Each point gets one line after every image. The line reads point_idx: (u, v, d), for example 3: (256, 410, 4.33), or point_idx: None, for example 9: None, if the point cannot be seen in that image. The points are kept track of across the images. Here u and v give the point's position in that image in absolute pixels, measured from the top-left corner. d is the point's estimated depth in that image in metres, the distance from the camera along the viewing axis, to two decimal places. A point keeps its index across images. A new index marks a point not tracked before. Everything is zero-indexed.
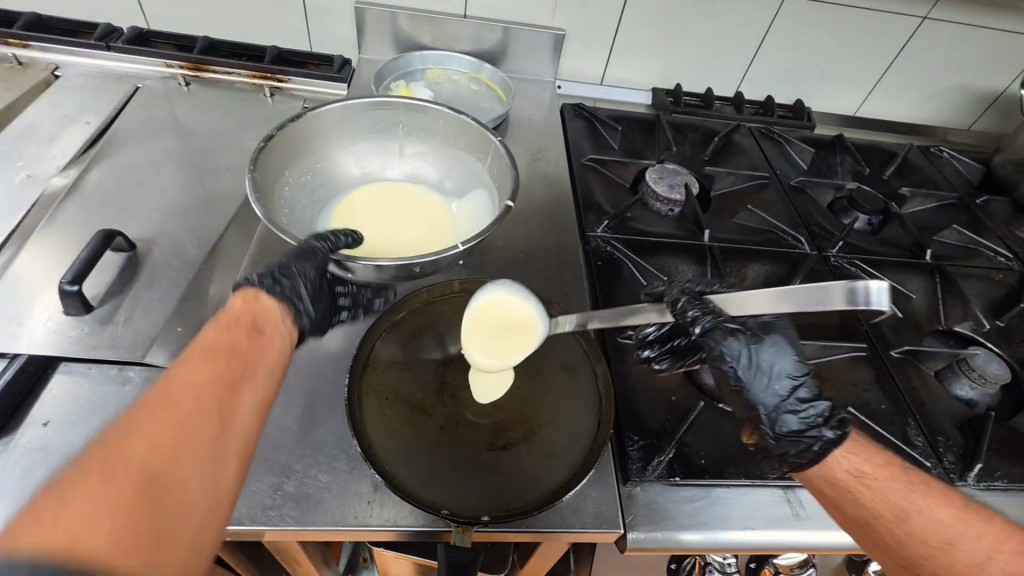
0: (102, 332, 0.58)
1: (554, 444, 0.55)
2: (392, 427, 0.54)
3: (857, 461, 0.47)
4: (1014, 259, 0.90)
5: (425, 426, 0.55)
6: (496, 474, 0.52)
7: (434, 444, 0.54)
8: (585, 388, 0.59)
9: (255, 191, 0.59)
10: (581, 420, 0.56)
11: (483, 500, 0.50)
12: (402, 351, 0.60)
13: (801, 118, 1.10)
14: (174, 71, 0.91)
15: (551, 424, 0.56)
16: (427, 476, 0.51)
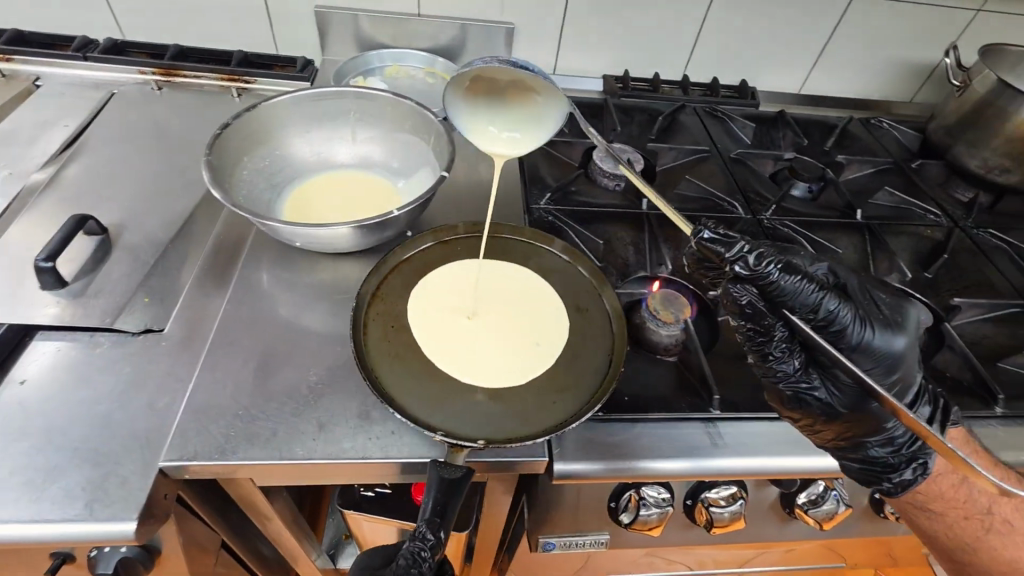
0: (75, 303, 0.63)
1: (558, 378, 0.62)
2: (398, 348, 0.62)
3: (943, 492, 0.57)
4: (944, 216, 0.95)
5: (431, 349, 0.63)
6: (499, 405, 0.59)
7: (441, 362, 0.62)
8: (591, 332, 0.67)
9: (212, 173, 0.65)
10: (591, 365, 0.63)
11: (485, 429, 0.57)
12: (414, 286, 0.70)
13: (746, 96, 1.16)
14: (147, 77, 0.97)
15: (558, 364, 0.64)
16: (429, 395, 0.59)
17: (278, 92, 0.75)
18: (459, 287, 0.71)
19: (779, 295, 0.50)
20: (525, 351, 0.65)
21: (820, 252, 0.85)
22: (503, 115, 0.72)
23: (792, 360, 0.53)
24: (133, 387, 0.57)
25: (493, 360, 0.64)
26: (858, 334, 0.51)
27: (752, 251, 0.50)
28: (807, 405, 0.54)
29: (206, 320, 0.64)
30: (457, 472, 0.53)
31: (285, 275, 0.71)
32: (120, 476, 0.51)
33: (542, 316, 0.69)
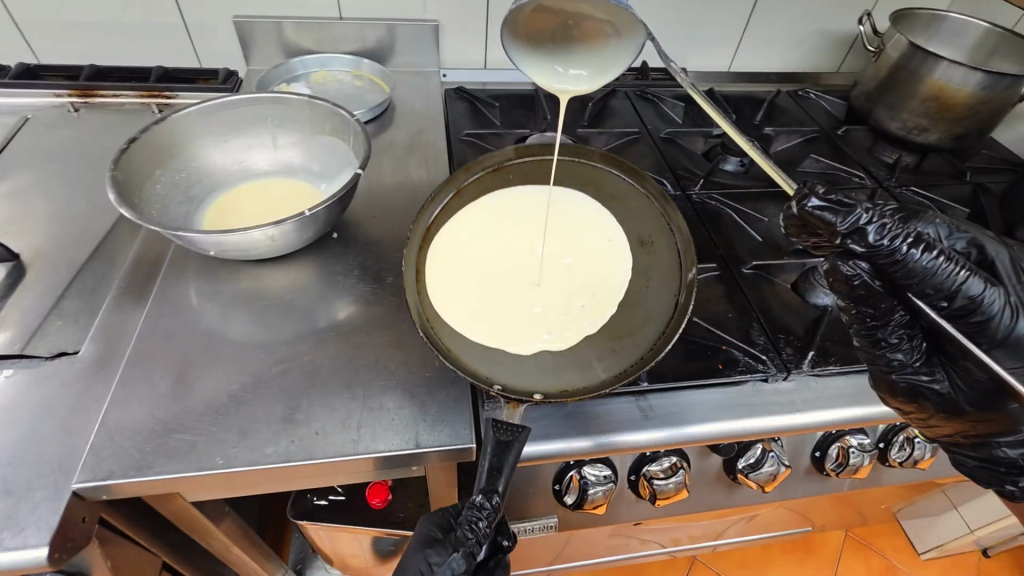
0: None
1: (619, 323, 0.64)
2: (460, 296, 0.65)
3: None
4: (869, 178, 0.98)
5: (489, 297, 0.66)
6: (561, 358, 0.61)
7: (508, 308, 0.65)
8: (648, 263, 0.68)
9: (116, 188, 0.63)
10: (656, 305, 0.64)
11: (548, 379, 0.59)
12: (469, 226, 0.70)
13: (675, 78, 1.18)
14: (63, 99, 0.95)
15: (624, 312, 0.65)
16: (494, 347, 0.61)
17: (187, 104, 0.74)
18: (513, 228, 0.72)
19: (902, 273, 0.50)
20: (586, 301, 0.66)
21: (748, 222, 0.86)
22: (572, 53, 0.74)
23: (910, 347, 0.54)
24: (44, 411, 0.56)
25: (558, 307, 0.66)
26: (1008, 326, 0.51)
27: (871, 224, 0.50)
28: (927, 399, 0.54)
29: (123, 338, 0.63)
30: (509, 433, 0.52)
31: (207, 286, 0.69)
32: (30, 502, 0.50)
33: (602, 260, 0.70)
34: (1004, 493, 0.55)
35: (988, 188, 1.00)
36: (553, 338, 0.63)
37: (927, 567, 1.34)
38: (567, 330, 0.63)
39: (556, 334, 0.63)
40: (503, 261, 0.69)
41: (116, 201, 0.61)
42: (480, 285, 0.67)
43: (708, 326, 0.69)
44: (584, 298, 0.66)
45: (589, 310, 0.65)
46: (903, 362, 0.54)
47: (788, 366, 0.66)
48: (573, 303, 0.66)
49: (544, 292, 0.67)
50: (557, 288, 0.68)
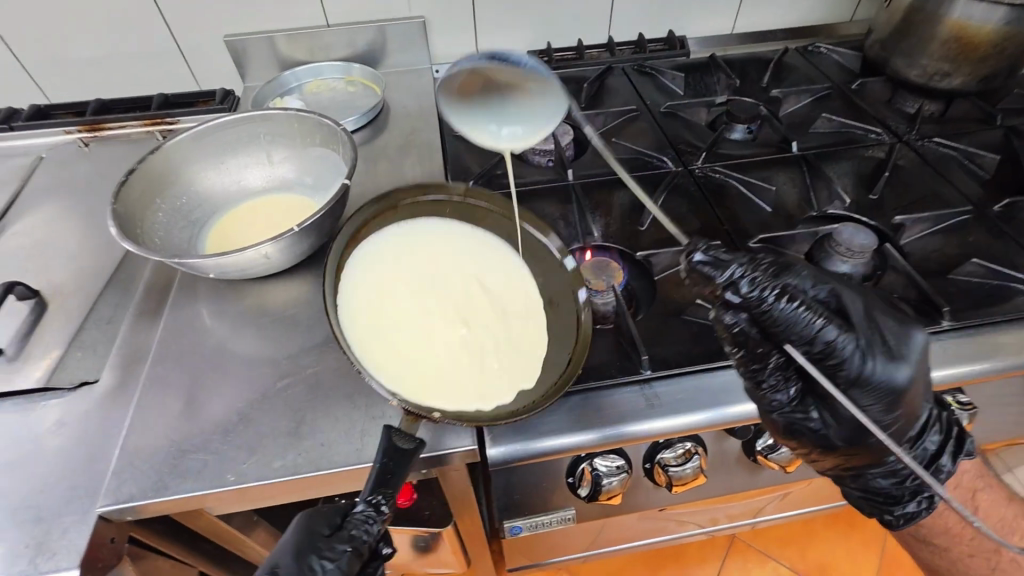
0: (11, 369, 0.65)
1: (519, 371, 0.63)
2: (362, 315, 0.65)
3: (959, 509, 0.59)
4: (887, 132, 0.92)
5: (387, 322, 0.65)
6: (452, 384, 0.60)
7: (411, 338, 0.64)
8: (554, 320, 0.68)
9: (117, 221, 0.66)
10: (557, 355, 0.63)
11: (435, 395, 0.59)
12: (395, 253, 0.72)
13: (674, 47, 1.14)
14: (73, 135, 0.98)
15: (527, 362, 0.64)
16: (382, 365, 0.60)
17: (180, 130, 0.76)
18: (435, 259, 0.72)
19: (773, 322, 0.51)
20: (488, 341, 0.65)
21: (756, 193, 0.83)
22: (506, 111, 0.73)
23: (787, 388, 0.54)
24: (69, 440, 0.59)
25: (464, 343, 0.65)
26: (864, 367, 0.52)
27: (744, 275, 0.51)
28: (804, 435, 0.55)
29: (138, 364, 0.66)
30: (407, 443, 0.52)
31: (215, 306, 0.71)
32: (61, 527, 0.53)
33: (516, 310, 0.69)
34: (883, 520, 0.58)
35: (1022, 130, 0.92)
36: (447, 376, 0.61)
37: None
38: (463, 364, 0.62)
39: (449, 371, 0.62)
40: (419, 288, 0.70)
41: (116, 233, 0.63)
42: (382, 304, 0.67)
43: (713, 307, 0.67)
44: (482, 338, 0.66)
45: (487, 352, 0.64)
46: (780, 403, 0.54)
47: None
48: (478, 341, 0.65)
49: (445, 326, 0.66)
50: (465, 319, 0.67)
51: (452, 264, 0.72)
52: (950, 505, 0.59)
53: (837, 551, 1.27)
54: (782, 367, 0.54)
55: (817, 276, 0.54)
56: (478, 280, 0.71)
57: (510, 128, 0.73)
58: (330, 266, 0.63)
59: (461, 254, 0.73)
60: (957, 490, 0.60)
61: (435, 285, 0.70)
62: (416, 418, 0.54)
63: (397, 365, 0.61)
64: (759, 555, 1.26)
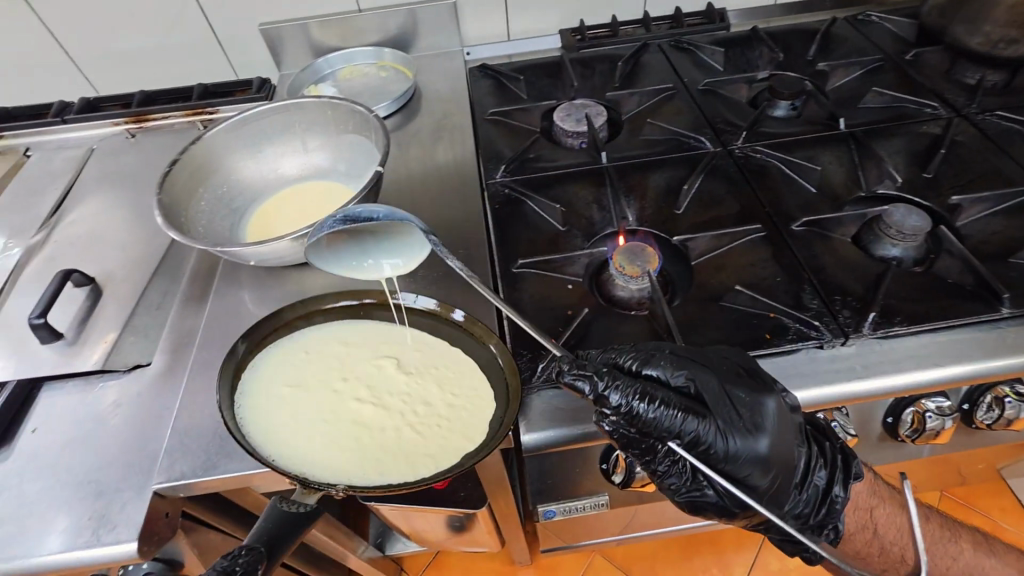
0: (71, 352, 0.68)
1: (442, 440, 0.59)
2: (283, 394, 0.62)
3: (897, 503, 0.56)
4: (946, 105, 0.86)
5: (298, 413, 0.61)
6: (360, 469, 0.57)
7: (327, 422, 0.60)
8: (468, 378, 0.64)
9: (162, 211, 0.68)
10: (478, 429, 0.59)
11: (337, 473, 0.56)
12: (299, 347, 0.66)
13: (713, 21, 1.09)
14: (121, 127, 1.02)
15: (446, 441, 0.59)
16: (303, 460, 0.57)
17: (220, 121, 0.78)
18: (367, 332, 0.68)
19: (643, 426, 0.46)
20: (405, 425, 0.61)
21: (800, 173, 0.80)
22: (394, 245, 0.68)
23: (675, 469, 0.49)
24: (125, 420, 0.62)
25: (369, 432, 0.60)
26: (727, 446, 0.47)
27: (603, 381, 0.46)
28: (706, 510, 0.49)
29: (186, 349, 0.69)
30: (302, 506, 0.52)
31: (256, 293, 0.74)
32: (120, 502, 0.56)
33: (454, 383, 0.63)
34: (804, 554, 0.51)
35: None
36: (361, 461, 0.57)
37: None
38: (381, 454, 0.58)
39: (361, 459, 0.58)
40: (329, 372, 0.64)
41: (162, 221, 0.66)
42: (292, 401, 0.62)
43: (752, 293, 0.65)
44: (408, 419, 0.61)
45: (404, 432, 0.60)
46: (675, 484, 0.49)
47: (845, 330, 0.61)
48: (384, 428, 0.60)
49: (369, 408, 0.62)
50: (375, 408, 0.62)
51: (365, 346, 0.67)
52: (854, 532, 0.53)
53: None
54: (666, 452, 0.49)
55: (680, 360, 0.50)
56: (393, 356, 0.66)
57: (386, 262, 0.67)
58: (223, 372, 0.59)
59: (374, 331, 0.68)
60: (855, 515, 0.54)
61: (353, 373, 0.64)
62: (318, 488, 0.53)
63: (321, 454, 0.58)
64: None
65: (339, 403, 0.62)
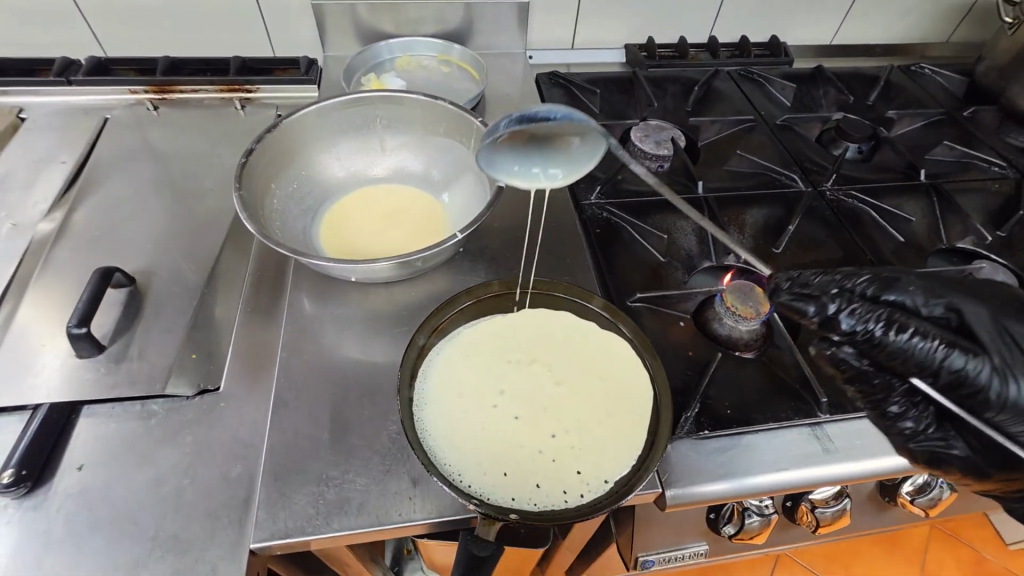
0: (118, 370, 0.57)
1: (601, 454, 0.55)
2: (452, 399, 0.58)
3: None
4: (1009, 166, 0.91)
5: (462, 420, 0.57)
6: (535, 487, 0.53)
7: (494, 432, 0.56)
8: (625, 390, 0.60)
9: (244, 208, 0.59)
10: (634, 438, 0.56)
11: (516, 497, 0.52)
12: (458, 349, 0.62)
13: (777, 54, 1.08)
14: (140, 96, 0.89)
15: (609, 450, 0.56)
16: (470, 475, 0.53)
17: (296, 108, 0.68)
18: (519, 334, 0.64)
19: (881, 355, 0.47)
20: (565, 434, 0.57)
21: (891, 222, 0.81)
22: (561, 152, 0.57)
23: (914, 413, 0.49)
24: (200, 458, 0.53)
25: (532, 446, 0.56)
26: (999, 392, 0.44)
27: (834, 305, 0.47)
28: (951, 465, 0.47)
29: (262, 373, 0.59)
30: (484, 551, 0.49)
31: (336, 309, 0.65)
32: (208, 562, 0.48)
33: (609, 389, 0.61)
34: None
35: None
36: (530, 477, 0.53)
37: (1014, 558, 1.32)
38: (544, 474, 0.54)
39: (529, 475, 0.54)
40: (492, 375, 0.61)
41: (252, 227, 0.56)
42: (456, 408, 0.58)
43: None
44: (564, 434, 0.57)
45: (566, 449, 0.56)
46: (912, 429, 0.49)
47: None
48: (547, 442, 0.56)
49: (533, 415, 0.58)
50: (535, 420, 0.58)
51: (523, 350, 0.63)
52: None
53: (879, 566, 1.30)
54: (907, 393, 0.49)
55: (929, 288, 0.49)
56: (548, 364, 0.62)
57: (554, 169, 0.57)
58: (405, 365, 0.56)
59: (533, 335, 0.64)
60: None
61: (511, 381, 0.61)
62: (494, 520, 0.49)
63: (486, 469, 0.54)
64: (805, 569, 1.30)
65: (500, 414, 0.58)
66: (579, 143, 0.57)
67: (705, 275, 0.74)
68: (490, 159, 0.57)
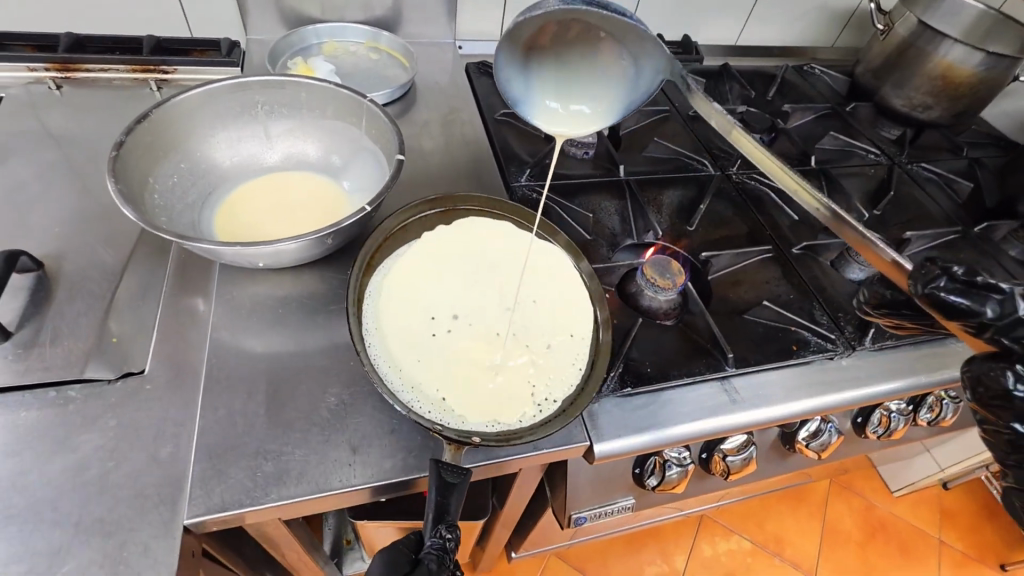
0: (28, 358, 0.54)
1: (550, 377, 0.59)
2: (400, 330, 0.59)
3: None
4: (882, 154, 1.04)
5: (415, 343, 0.59)
6: (496, 408, 0.55)
7: (447, 359, 0.58)
8: (562, 312, 0.65)
9: (121, 197, 0.55)
10: (577, 357, 0.61)
11: (477, 422, 0.54)
12: (406, 279, 0.64)
13: (690, 52, 1.18)
14: (39, 74, 0.83)
15: (556, 368, 0.60)
16: (426, 400, 0.54)
17: (167, 97, 0.64)
18: (460, 272, 0.66)
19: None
20: (518, 359, 0.60)
21: (787, 202, 0.90)
22: (565, 88, 0.66)
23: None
24: (125, 442, 0.51)
25: (485, 372, 0.58)
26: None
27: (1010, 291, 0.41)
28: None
29: (189, 354, 0.58)
30: (453, 476, 0.48)
31: (265, 291, 0.64)
32: (138, 543, 0.46)
33: (547, 314, 0.64)
34: None
35: (983, 162, 1.07)
36: (487, 399, 0.55)
37: (899, 503, 1.51)
38: (498, 396, 0.56)
39: (486, 396, 0.56)
40: (437, 309, 0.62)
41: (136, 217, 0.53)
42: (405, 340, 0.58)
43: (777, 308, 0.72)
44: (515, 361, 0.59)
45: (519, 375, 0.58)
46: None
47: (853, 344, 0.70)
48: (500, 368, 0.58)
49: (481, 343, 0.60)
50: (485, 350, 0.60)
51: (469, 289, 0.65)
52: None
53: (787, 519, 1.43)
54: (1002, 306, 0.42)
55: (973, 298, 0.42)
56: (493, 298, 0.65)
57: (581, 105, 0.67)
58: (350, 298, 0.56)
59: (472, 274, 0.66)
60: None
61: (456, 315, 0.62)
62: (460, 446, 0.51)
63: (441, 395, 0.55)
64: (725, 528, 1.39)
65: (449, 342, 0.60)
66: (585, 107, 0.67)
67: (626, 252, 0.80)
68: (560, 83, 0.66)
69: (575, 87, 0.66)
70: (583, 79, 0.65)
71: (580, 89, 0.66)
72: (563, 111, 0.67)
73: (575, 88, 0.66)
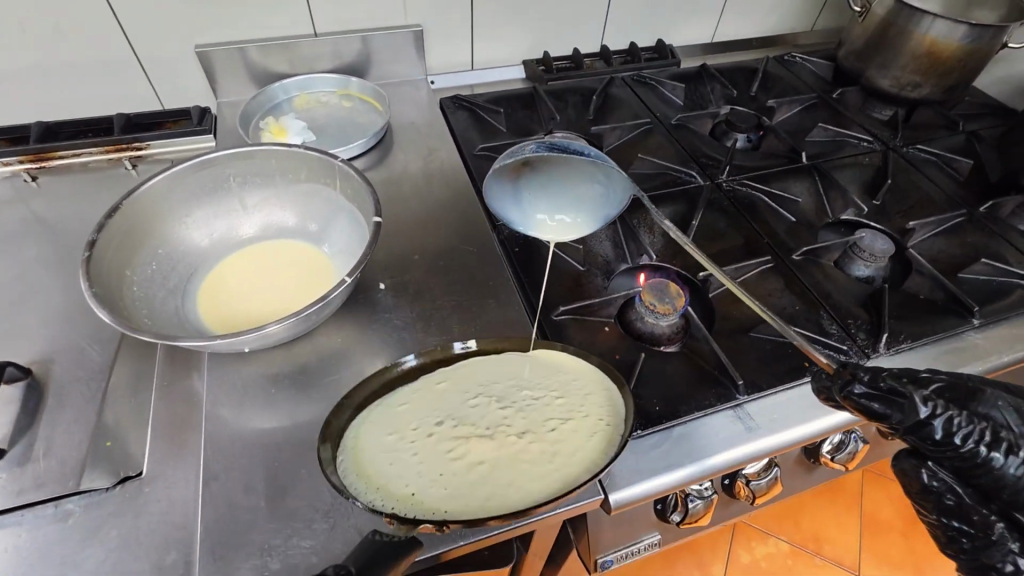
0: (25, 475, 0.54)
1: (532, 475, 0.54)
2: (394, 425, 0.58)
3: None
4: (875, 140, 1.01)
5: (404, 436, 0.58)
6: (466, 500, 0.52)
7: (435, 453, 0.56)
8: (570, 406, 0.60)
9: (97, 299, 0.54)
10: (574, 461, 0.55)
11: (443, 508, 0.52)
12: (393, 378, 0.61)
13: (666, 56, 1.16)
14: (14, 167, 0.82)
15: (546, 467, 0.55)
16: (397, 490, 0.53)
17: (136, 185, 0.64)
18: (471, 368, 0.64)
19: (976, 472, 0.50)
20: (509, 454, 0.56)
21: (783, 205, 0.87)
22: (553, 204, 0.72)
23: (944, 420, 0.49)
24: (129, 553, 0.50)
25: (467, 466, 0.55)
26: (936, 409, 0.49)
27: (921, 393, 0.50)
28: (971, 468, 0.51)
29: (185, 449, 0.56)
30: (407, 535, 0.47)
31: (256, 370, 0.63)
32: None
33: (557, 413, 0.60)
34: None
35: (981, 135, 1.04)
36: (460, 488, 0.54)
37: None
38: (472, 489, 0.53)
39: (460, 488, 0.54)
40: (435, 402, 0.60)
41: (115, 321, 0.52)
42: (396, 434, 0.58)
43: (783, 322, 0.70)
44: (502, 455, 0.56)
45: (499, 466, 0.55)
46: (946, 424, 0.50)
47: (866, 351, 0.68)
48: (483, 462, 0.55)
49: (473, 436, 0.58)
50: (476, 442, 0.57)
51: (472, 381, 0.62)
52: None
53: (824, 515, 1.40)
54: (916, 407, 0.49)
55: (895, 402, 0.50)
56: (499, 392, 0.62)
57: (565, 215, 0.71)
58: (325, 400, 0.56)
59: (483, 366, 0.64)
60: None
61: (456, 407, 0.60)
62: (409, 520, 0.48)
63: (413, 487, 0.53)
64: (760, 532, 1.37)
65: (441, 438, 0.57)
66: (565, 220, 0.71)
67: (622, 277, 0.78)
68: (545, 204, 0.72)
69: (558, 204, 0.72)
70: (563, 198, 0.72)
71: (562, 205, 0.72)
72: (550, 222, 0.71)
73: (559, 204, 0.72)
